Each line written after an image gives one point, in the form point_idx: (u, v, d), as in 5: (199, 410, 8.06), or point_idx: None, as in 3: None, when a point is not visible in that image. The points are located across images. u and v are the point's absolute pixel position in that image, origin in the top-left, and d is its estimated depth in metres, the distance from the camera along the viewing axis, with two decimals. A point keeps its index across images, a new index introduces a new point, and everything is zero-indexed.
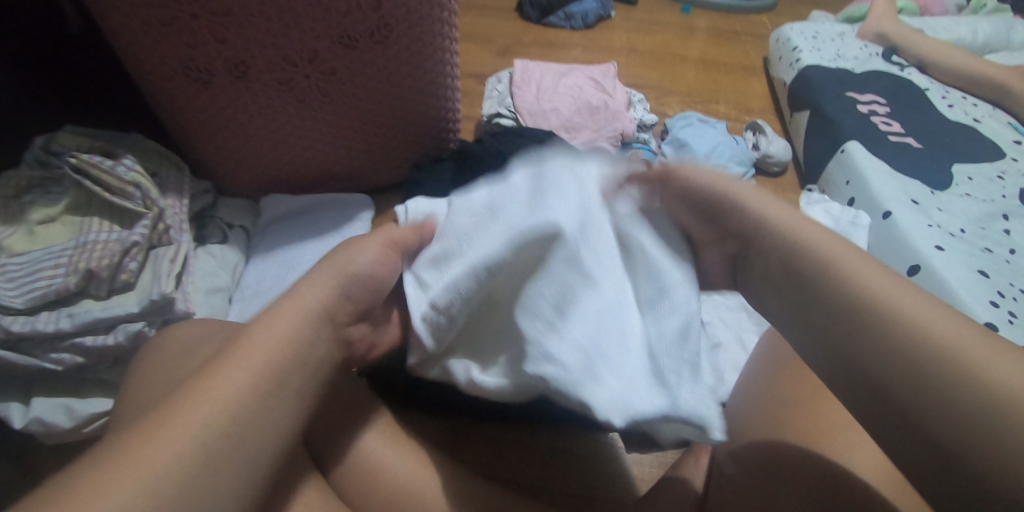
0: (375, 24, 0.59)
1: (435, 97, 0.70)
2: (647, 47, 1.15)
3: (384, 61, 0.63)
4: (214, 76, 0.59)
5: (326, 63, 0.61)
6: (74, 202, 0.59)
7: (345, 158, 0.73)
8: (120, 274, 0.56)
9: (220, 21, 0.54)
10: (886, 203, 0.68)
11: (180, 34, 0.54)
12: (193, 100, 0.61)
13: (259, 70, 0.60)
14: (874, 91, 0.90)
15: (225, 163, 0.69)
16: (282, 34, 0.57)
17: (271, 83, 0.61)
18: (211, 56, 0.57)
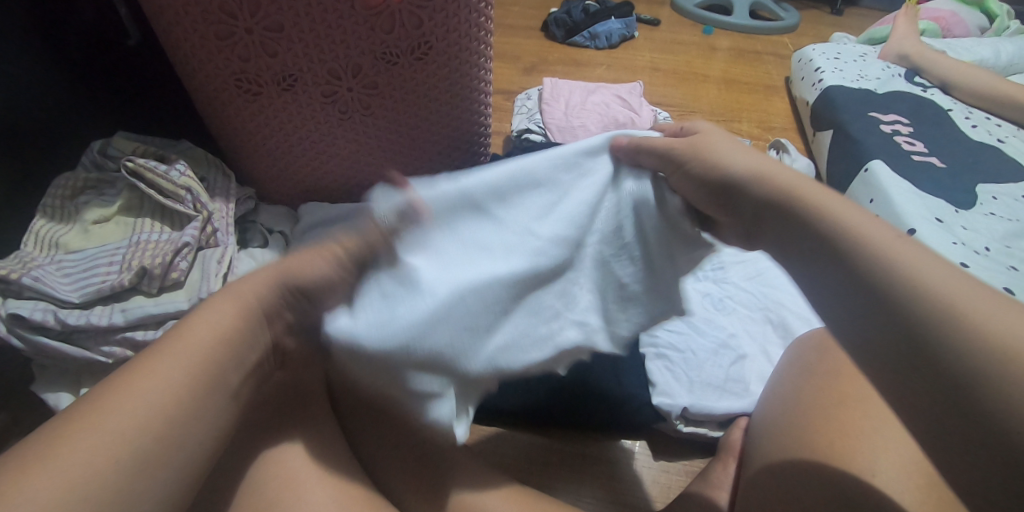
0: (416, 42, 0.62)
1: (469, 113, 0.73)
2: (670, 66, 1.18)
3: (422, 77, 0.66)
4: (263, 88, 0.62)
5: (368, 77, 0.64)
6: (127, 203, 0.62)
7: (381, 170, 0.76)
8: (171, 272, 0.58)
9: (272, 37, 0.58)
10: (910, 220, 0.69)
11: (235, 48, 0.58)
12: (241, 109, 0.64)
13: (305, 83, 0.63)
14: (897, 111, 0.91)
15: (268, 170, 0.72)
16: (329, 49, 0.60)
17: (315, 96, 0.65)
18: (262, 70, 0.61)
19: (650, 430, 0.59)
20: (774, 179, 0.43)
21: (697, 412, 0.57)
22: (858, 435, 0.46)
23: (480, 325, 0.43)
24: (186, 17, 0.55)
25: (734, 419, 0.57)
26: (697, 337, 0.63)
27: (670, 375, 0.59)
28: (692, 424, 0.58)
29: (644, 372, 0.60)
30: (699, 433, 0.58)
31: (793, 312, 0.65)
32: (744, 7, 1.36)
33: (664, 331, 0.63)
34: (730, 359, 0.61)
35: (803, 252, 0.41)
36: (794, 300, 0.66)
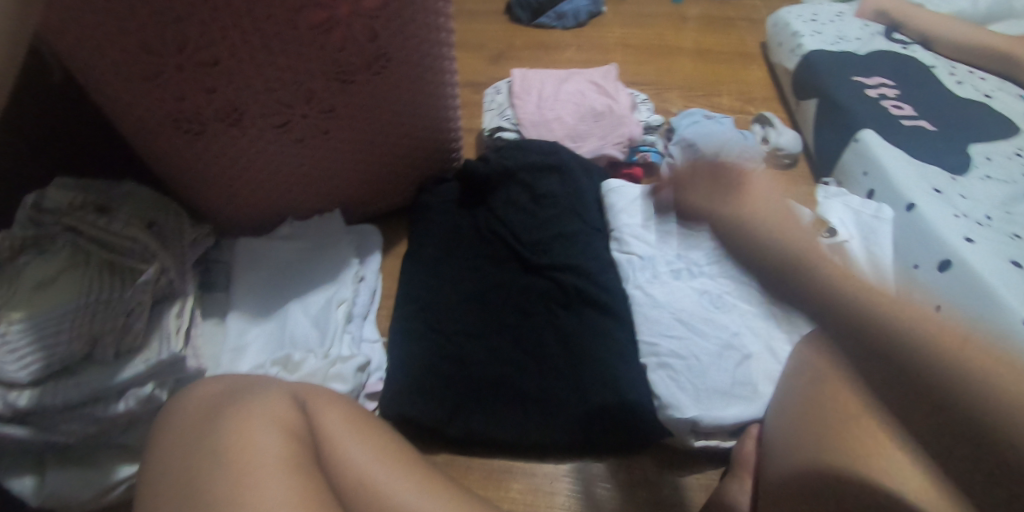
0: (372, 57, 0.57)
1: (435, 122, 0.68)
2: (641, 41, 1.12)
3: (383, 92, 0.61)
4: (205, 126, 0.56)
5: (323, 101, 0.59)
6: (71, 260, 0.56)
7: (346, 192, 0.70)
8: (128, 334, 0.55)
9: (208, 72, 0.51)
10: (909, 195, 0.67)
11: (167, 87, 0.51)
12: (183, 152, 0.58)
13: (253, 115, 0.57)
14: (881, 73, 0.88)
15: (223, 208, 0.66)
16: (275, 77, 0.55)
17: (266, 127, 0.59)
18: (201, 107, 0.54)
19: (657, 446, 0.57)
20: (843, 285, 0.44)
21: (707, 424, 0.54)
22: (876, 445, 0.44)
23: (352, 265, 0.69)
24: (102, 60, 0.48)
25: (746, 427, 0.55)
26: (697, 338, 0.59)
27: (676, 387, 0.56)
28: (704, 438, 0.55)
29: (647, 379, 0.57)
30: (712, 446, 0.55)
31: (796, 305, 0.61)
32: None
33: (663, 338, 0.59)
34: (734, 362, 0.57)
35: (854, 343, 0.44)
36: (795, 289, 0.62)
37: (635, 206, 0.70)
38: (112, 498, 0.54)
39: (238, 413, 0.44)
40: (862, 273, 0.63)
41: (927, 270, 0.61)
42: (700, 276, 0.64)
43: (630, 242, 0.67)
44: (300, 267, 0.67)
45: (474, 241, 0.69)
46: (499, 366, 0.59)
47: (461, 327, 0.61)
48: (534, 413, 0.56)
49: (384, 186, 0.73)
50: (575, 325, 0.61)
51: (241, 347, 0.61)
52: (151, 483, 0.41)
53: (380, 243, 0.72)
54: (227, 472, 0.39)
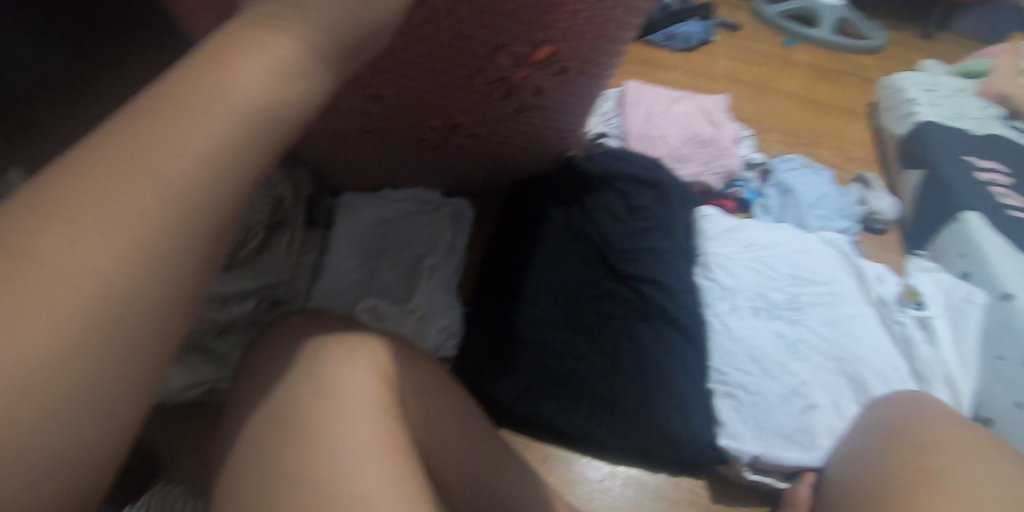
0: (525, 105, 0.57)
1: (563, 141, 0.68)
2: (748, 77, 1.13)
3: (524, 126, 0.61)
4: (349, 134, 0.60)
5: (465, 129, 0.60)
6: None
7: (460, 180, 0.74)
8: (241, 251, 0.58)
9: (366, 107, 0.54)
10: (1007, 284, 0.65)
11: (325, 113, 0.55)
12: (324, 144, 0.62)
13: (396, 132, 0.60)
14: (994, 158, 0.86)
15: (344, 179, 0.71)
16: (428, 112, 0.56)
17: (404, 138, 0.61)
18: (351, 125, 0.58)
19: (709, 471, 0.58)
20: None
21: (766, 462, 0.55)
22: None
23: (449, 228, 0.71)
24: None
25: (801, 473, 0.56)
26: (767, 378, 0.60)
27: (737, 420, 0.57)
28: (758, 472, 0.57)
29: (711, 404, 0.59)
30: (764, 482, 0.56)
31: (870, 368, 0.61)
32: (831, 19, 1.29)
33: (734, 370, 0.61)
34: (799, 407, 0.58)
35: None
36: (873, 355, 0.62)
37: (724, 237, 0.71)
38: (194, 394, 0.58)
39: (340, 349, 0.45)
40: (942, 351, 0.63)
41: (1014, 363, 0.60)
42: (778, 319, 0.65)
43: (716, 269, 0.68)
44: (399, 221, 0.70)
45: (563, 237, 0.71)
46: (568, 361, 0.61)
47: (540, 317, 0.64)
48: (595, 412, 0.58)
49: (493, 178, 0.75)
50: (649, 339, 0.62)
51: (332, 286, 0.64)
52: (254, 385, 0.45)
53: (471, 217, 0.74)
54: (325, 405, 0.42)
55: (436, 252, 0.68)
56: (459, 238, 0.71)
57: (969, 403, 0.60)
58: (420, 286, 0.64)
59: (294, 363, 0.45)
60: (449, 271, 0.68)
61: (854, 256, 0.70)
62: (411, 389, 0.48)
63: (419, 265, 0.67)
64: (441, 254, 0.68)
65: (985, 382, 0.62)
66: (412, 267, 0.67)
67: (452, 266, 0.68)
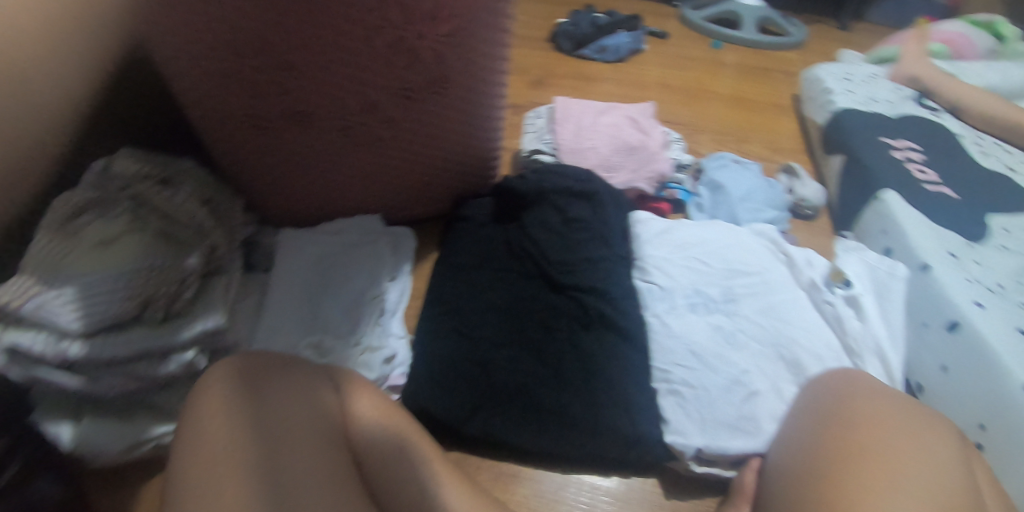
0: (434, 77, 0.60)
1: (485, 141, 0.72)
2: (678, 82, 1.17)
3: (440, 110, 0.64)
4: (271, 123, 0.61)
5: (382, 111, 0.62)
6: (129, 225, 0.60)
7: (393, 196, 0.75)
8: (177, 301, 0.59)
9: (282, 75, 0.56)
10: (924, 255, 0.69)
11: (242, 86, 0.57)
12: (248, 144, 0.63)
13: (317, 119, 0.61)
14: (908, 137, 0.91)
15: (275, 201, 0.71)
16: (343, 87, 0.58)
17: (326, 130, 0.63)
18: (271, 107, 0.59)
19: (660, 468, 0.59)
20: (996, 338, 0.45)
21: (710, 453, 0.57)
22: (868, 488, 0.45)
23: (388, 257, 0.72)
24: (191, 58, 0.54)
25: (746, 460, 0.57)
26: (709, 371, 0.62)
27: (682, 414, 0.59)
28: (705, 464, 0.58)
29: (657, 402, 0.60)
30: (712, 473, 0.58)
31: (806, 350, 0.63)
32: (752, 20, 1.35)
33: (675, 366, 0.62)
34: (741, 395, 0.60)
35: None
36: (808, 335, 0.65)
37: (658, 239, 0.73)
38: (142, 452, 0.56)
39: (282, 388, 0.48)
40: (872, 325, 0.65)
41: (936, 329, 0.63)
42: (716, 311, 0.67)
43: (652, 270, 0.70)
44: (339, 256, 0.71)
45: (503, 255, 0.72)
46: (515, 375, 0.62)
47: (485, 335, 0.65)
48: (545, 423, 0.59)
49: (427, 195, 0.77)
50: (592, 346, 0.64)
51: (275, 328, 0.64)
52: (190, 428, 0.45)
53: (414, 246, 0.75)
54: (260, 445, 0.44)
55: (377, 283, 0.69)
56: (402, 267, 0.72)
57: (899, 372, 0.62)
58: (362, 319, 0.65)
59: (234, 392, 0.47)
60: (391, 300, 0.68)
61: (781, 243, 0.73)
62: (352, 418, 0.50)
63: (361, 298, 0.67)
64: (382, 284, 0.69)
65: (914, 350, 0.65)
66: (355, 300, 0.67)
67: (395, 294, 0.69)
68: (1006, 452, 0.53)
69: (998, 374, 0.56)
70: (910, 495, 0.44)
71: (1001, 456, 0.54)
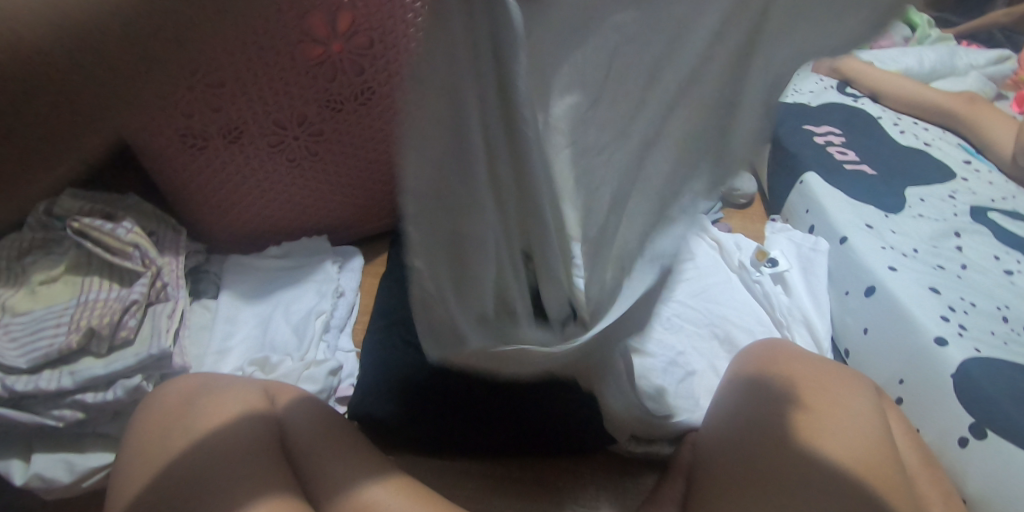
0: (360, 89, 0.65)
1: None
2: None
3: (368, 121, 0.69)
4: (208, 141, 0.63)
5: (313, 125, 0.66)
6: (74, 262, 0.63)
7: (334, 213, 0.77)
8: (120, 330, 0.59)
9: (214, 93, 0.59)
10: (843, 229, 0.73)
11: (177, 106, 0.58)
12: (187, 165, 0.64)
13: (251, 135, 0.64)
14: (829, 123, 0.96)
15: (217, 225, 0.72)
16: (274, 101, 0.62)
17: (261, 146, 0.65)
18: (205, 124, 0.61)
19: (603, 451, 0.62)
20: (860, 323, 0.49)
21: (646, 432, 0.59)
22: (787, 449, 0.47)
23: (335, 274, 0.74)
24: None
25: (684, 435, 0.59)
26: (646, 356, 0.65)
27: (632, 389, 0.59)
28: (643, 444, 0.61)
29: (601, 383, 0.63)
30: (651, 452, 0.61)
31: (738, 326, 0.67)
32: None
33: None
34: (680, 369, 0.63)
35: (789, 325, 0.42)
36: (738, 313, 0.68)
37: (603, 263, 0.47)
38: (92, 483, 0.56)
39: (220, 403, 0.49)
40: (798, 298, 0.69)
41: (856, 295, 0.67)
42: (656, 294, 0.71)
43: None
44: (286, 277, 0.74)
45: None
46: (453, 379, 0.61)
47: (429, 341, 0.66)
48: (495, 423, 0.60)
49: (367, 210, 0.80)
50: None
51: (225, 351, 0.65)
52: (129, 453, 0.46)
53: (361, 264, 0.78)
54: (196, 453, 0.44)
55: (324, 301, 0.71)
56: (349, 282, 0.75)
57: (826, 341, 0.65)
58: (308, 334, 0.67)
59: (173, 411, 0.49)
60: (337, 316, 0.71)
61: (712, 231, 0.77)
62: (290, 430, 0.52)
63: (306, 316, 0.69)
64: (329, 299, 0.71)
65: (838, 317, 0.68)
66: (303, 317, 0.69)
67: (343, 309, 0.72)
68: (919, 405, 0.56)
69: (913, 330, 0.60)
70: (827, 449, 0.46)
71: (918, 405, 0.57)
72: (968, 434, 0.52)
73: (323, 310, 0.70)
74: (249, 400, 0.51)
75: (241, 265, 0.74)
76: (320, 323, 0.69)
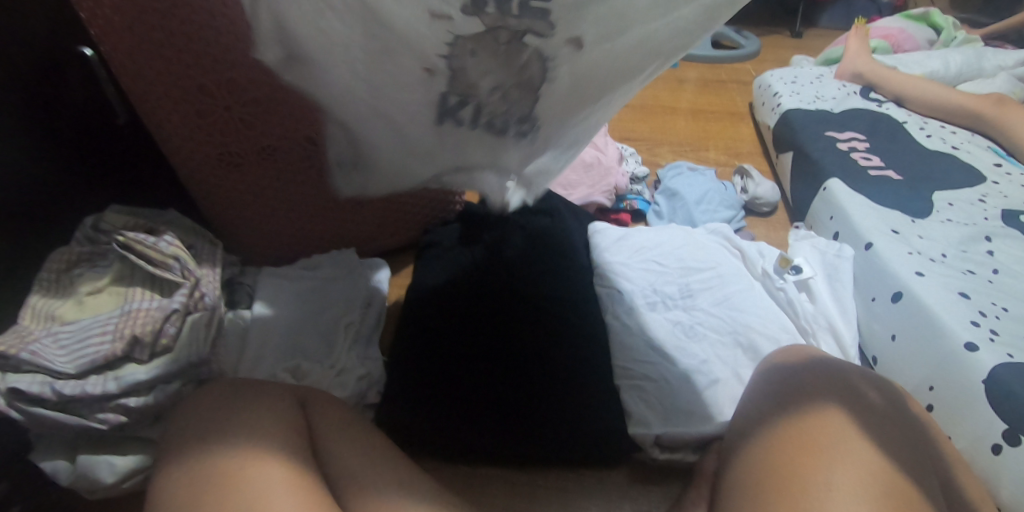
0: None
1: None
2: (637, 100, 1.19)
3: None
4: (243, 158, 0.66)
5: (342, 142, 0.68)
6: (118, 274, 0.66)
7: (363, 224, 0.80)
8: (161, 338, 0.61)
9: (249, 111, 0.62)
10: (867, 234, 0.72)
11: (215, 125, 0.62)
12: (224, 180, 0.68)
13: (283, 151, 0.67)
14: (853, 129, 0.95)
15: (252, 238, 0.76)
16: (304, 118, 0.64)
17: (293, 161, 0.68)
18: (241, 142, 0.64)
19: (629, 461, 0.62)
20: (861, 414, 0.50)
21: (669, 438, 0.60)
22: (810, 456, 0.46)
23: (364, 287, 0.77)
24: (169, 103, 0.59)
25: (709, 443, 0.59)
26: (669, 365, 0.65)
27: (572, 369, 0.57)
28: (668, 451, 0.61)
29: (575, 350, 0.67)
30: (676, 459, 0.61)
31: (762, 334, 0.66)
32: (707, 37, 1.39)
33: (637, 363, 0.65)
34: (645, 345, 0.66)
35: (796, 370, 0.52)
36: (763, 320, 0.68)
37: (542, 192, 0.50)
38: (132, 484, 0.59)
39: (258, 403, 0.51)
40: (824, 306, 0.68)
41: (883, 301, 0.66)
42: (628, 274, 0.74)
43: (612, 276, 0.74)
44: (316, 288, 0.76)
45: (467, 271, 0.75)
46: (463, 353, 0.67)
47: (454, 348, 0.67)
48: (508, 396, 0.63)
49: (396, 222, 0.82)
50: (558, 354, 0.67)
51: (258, 358, 0.68)
52: (168, 448, 0.48)
53: (388, 276, 0.80)
54: (230, 456, 0.46)
55: (353, 312, 0.73)
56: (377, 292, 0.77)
57: (852, 347, 0.65)
58: (338, 343, 0.69)
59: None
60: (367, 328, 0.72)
61: (734, 239, 0.77)
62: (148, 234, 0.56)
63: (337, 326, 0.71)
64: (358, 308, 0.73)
65: (865, 324, 0.67)
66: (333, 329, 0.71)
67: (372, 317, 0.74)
68: (951, 412, 0.55)
69: (942, 334, 0.59)
70: (849, 451, 0.46)
71: (949, 412, 0.55)
72: (1002, 441, 0.51)
73: (354, 318, 0.72)
74: (276, 407, 0.52)
75: (272, 276, 0.76)
76: (351, 332, 0.71)
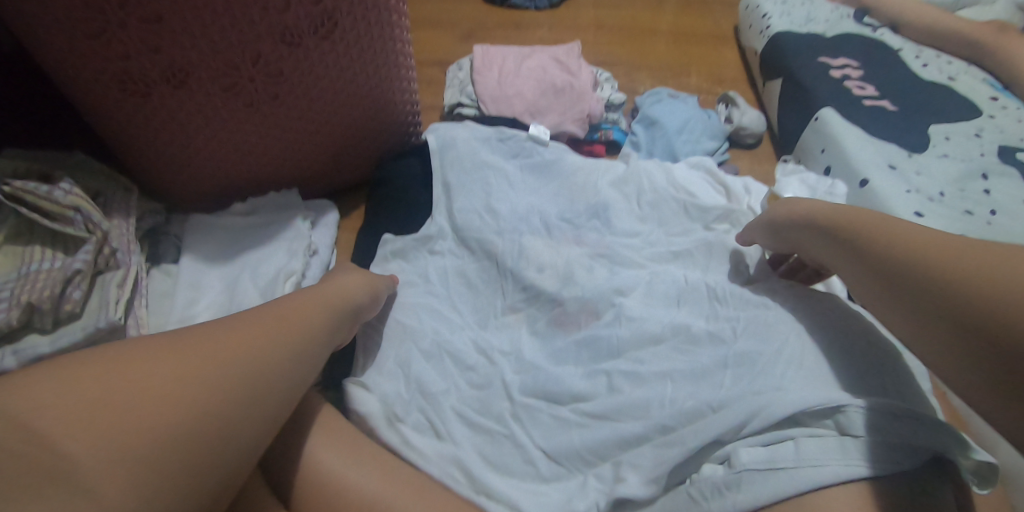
0: (319, 19, 0.56)
1: (392, 100, 0.69)
2: (614, 21, 1.08)
3: (333, 57, 0.60)
4: (152, 87, 0.55)
5: (271, 64, 0.58)
6: (14, 231, 0.55)
7: (305, 163, 0.70)
8: (64, 303, 0.53)
9: (151, 28, 0.50)
10: (864, 170, 0.68)
11: (110, 46, 0.50)
12: (132, 115, 0.56)
13: (201, 78, 0.56)
14: (847, 54, 0.88)
15: (174, 183, 0.65)
16: (222, 37, 0.53)
17: (214, 90, 0.57)
18: (147, 67, 0.53)
19: None
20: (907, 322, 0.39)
21: None
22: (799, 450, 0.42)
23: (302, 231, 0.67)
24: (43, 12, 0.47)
25: None
26: None
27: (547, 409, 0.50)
28: None
29: (515, 338, 0.58)
30: None
31: None
32: None
33: None
34: (604, 321, 0.55)
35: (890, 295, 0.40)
36: None
37: (533, 416, 0.51)
38: None
39: None
40: None
41: None
42: (583, 241, 0.65)
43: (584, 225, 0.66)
44: (251, 237, 0.67)
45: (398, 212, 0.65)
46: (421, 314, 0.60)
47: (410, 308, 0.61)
48: None
49: (341, 159, 0.73)
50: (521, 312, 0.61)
51: (189, 319, 0.60)
52: None
53: (336, 219, 0.72)
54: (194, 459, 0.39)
55: (295, 261, 0.64)
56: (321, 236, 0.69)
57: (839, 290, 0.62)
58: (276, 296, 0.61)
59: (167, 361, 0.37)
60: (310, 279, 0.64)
61: (717, 175, 0.71)
62: (317, 353, 0.46)
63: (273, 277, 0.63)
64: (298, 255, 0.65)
65: None
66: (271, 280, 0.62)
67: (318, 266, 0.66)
68: None
69: None
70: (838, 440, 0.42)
71: None
72: None
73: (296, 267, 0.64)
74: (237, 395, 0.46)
75: (198, 224, 0.67)
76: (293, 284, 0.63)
